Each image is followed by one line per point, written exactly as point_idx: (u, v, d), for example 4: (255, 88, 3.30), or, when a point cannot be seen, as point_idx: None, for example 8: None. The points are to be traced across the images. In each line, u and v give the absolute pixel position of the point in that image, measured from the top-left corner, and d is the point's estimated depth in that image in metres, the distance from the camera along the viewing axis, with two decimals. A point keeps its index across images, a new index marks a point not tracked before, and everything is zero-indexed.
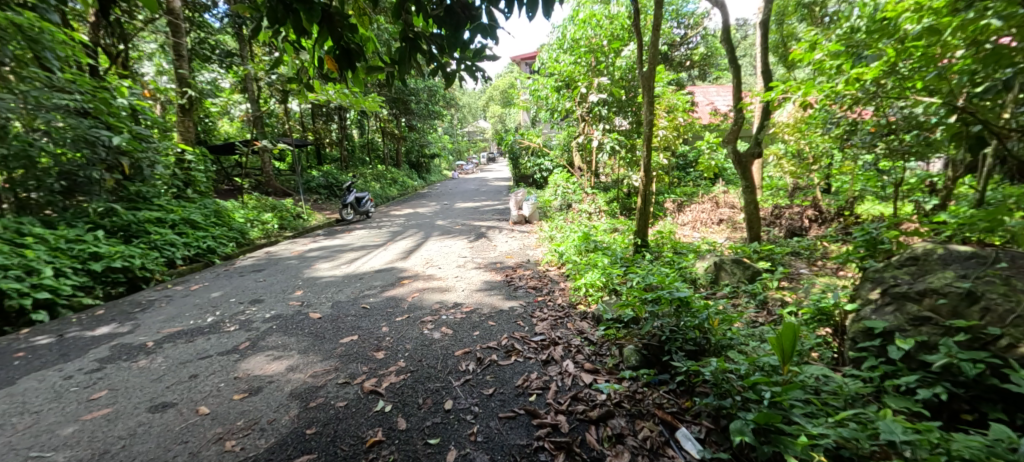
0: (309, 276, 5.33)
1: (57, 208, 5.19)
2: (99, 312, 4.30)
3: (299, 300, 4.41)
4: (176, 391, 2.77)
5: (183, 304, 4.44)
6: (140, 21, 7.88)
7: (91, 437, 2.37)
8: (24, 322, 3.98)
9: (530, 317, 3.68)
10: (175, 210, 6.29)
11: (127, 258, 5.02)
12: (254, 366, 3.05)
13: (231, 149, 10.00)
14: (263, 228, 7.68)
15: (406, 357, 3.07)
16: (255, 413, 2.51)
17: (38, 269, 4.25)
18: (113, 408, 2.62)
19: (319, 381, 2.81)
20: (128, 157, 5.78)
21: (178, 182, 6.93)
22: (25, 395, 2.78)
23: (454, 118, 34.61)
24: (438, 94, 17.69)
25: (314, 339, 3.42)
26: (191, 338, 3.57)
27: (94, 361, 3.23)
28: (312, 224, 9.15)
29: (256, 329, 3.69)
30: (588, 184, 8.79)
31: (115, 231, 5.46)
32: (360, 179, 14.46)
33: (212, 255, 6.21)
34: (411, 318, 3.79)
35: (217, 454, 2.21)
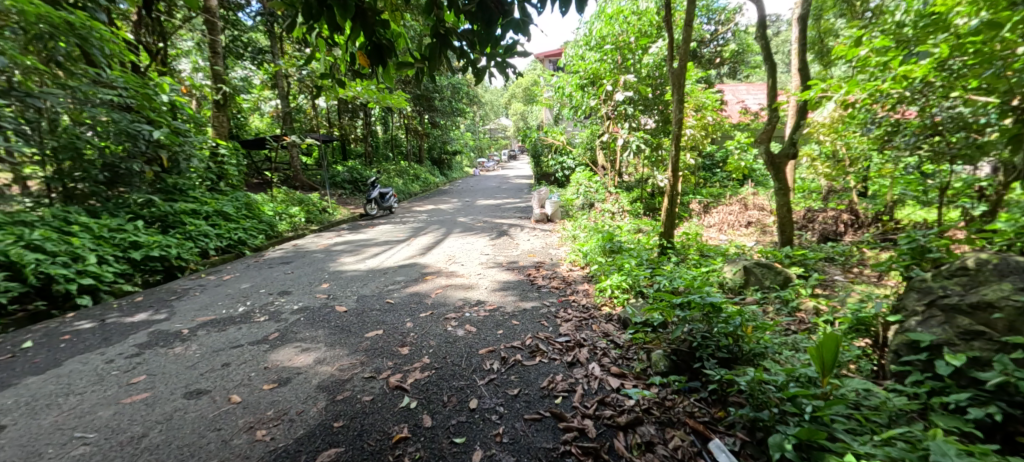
0: (336, 269, 5.44)
1: (100, 198, 5.38)
2: (139, 299, 4.50)
3: (325, 293, 4.49)
4: (210, 379, 2.86)
5: (216, 293, 4.58)
6: (179, 20, 8.20)
7: (131, 420, 2.48)
8: (69, 306, 4.17)
9: (554, 317, 3.67)
10: (209, 203, 6.52)
11: (164, 248, 5.20)
12: (284, 357, 3.12)
13: (261, 144, 10.27)
14: (291, 222, 7.87)
15: (431, 354, 3.09)
16: (284, 403, 2.57)
17: (83, 256, 4.43)
18: (151, 392, 2.72)
19: (346, 374, 2.86)
20: (166, 150, 6.02)
21: (212, 175, 7.19)
22: (71, 376, 2.92)
23: (476, 116, 34.86)
24: (462, 91, 17.81)
25: (340, 333, 3.48)
26: (223, 326, 3.68)
27: (134, 346, 3.37)
28: (337, 218, 9.33)
29: (285, 320, 3.78)
30: (611, 184, 8.69)
31: (153, 221, 5.66)
32: (383, 175, 14.69)
33: (242, 247, 6.40)
34: (435, 315, 3.81)
35: (249, 443, 2.26)
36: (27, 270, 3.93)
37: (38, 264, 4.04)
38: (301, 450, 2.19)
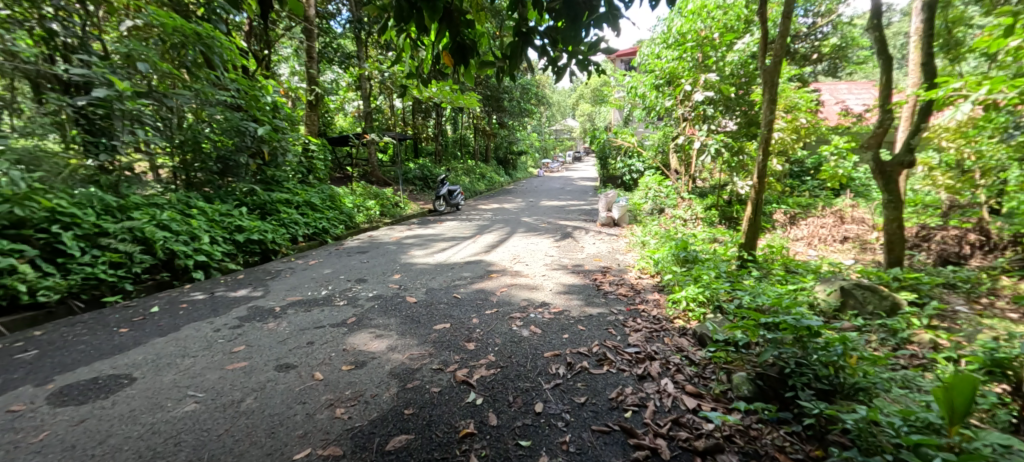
0: (407, 261, 5.67)
1: (213, 186, 6.05)
2: (240, 276, 5.00)
3: (397, 283, 4.69)
4: (297, 355, 3.08)
5: (302, 276, 4.95)
6: (282, 28, 9.04)
7: (232, 385, 2.73)
8: (186, 279, 4.73)
9: (622, 326, 3.53)
10: (299, 194, 7.09)
11: (262, 232, 5.74)
12: (360, 341, 3.29)
13: (344, 141, 11.00)
14: (367, 214, 8.35)
15: (496, 352, 3.10)
16: (360, 385, 2.70)
17: (199, 236, 5.00)
18: (249, 362, 2.99)
19: (417, 363, 2.95)
20: (267, 145, 6.65)
21: (303, 169, 7.84)
22: (186, 340, 3.30)
23: (543, 117, 34.87)
24: (531, 92, 17.87)
25: (411, 323, 3.60)
26: (309, 307, 3.97)
27: (236, 318, 3.74)
28: (409, 213, 9.76)
29: (361, 306, 3.99)
30: (684, 189, 8.24)
31: (254, 208, 6.28)
32: (452, 173, 15.15)
33: (325, 235, 6.89)
34: (500, 313, 3.83)
35: (329, 419, 2.39)
36: (157, 246, 4.52)
37: (165, 241, 4.62)
38: (375, 432, 2.28)
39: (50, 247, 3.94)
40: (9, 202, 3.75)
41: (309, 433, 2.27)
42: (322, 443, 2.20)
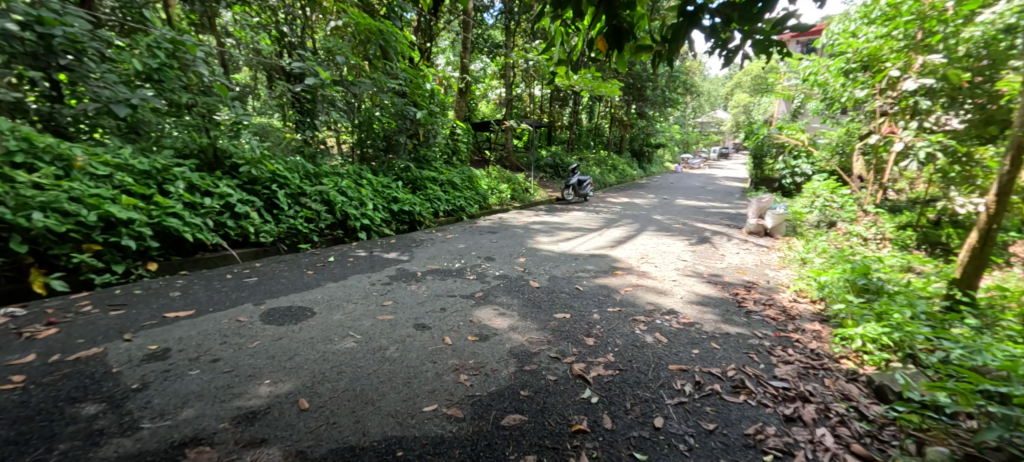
0: (532, 246, 5.74)
1: (379, 161, 7.04)
2: (393, 240, 5.62)
3: (522, 265, 4.80)
4: (431, 318, 3.34)
5: (440, 248, 5.37)
6: (444, 22, 9.82)
7: (379, 334, 3.04)
8: (352, 238, 5.50)
9: (768, 354, 3.05)
10: (444, 173, 7.69)
11: (412, 205, 6.37)
12: (485, 315, 3.43)
13: (486, 126, 11.58)
14: (500, 197, 8.72)
15: (616, 353, 2.94)
16: (482, 357, 2.80)
17: (364, 203, 5.75)
18: (394, 315, 3.33)
19: (536, 347, 2.95)
20: (424, 127, 7.34)
21: (449, 150, 8.48)
22: (350, 287, 3.81)
23: (688, 109, 32.22)
24: (678, 80, 16.53)
25: (533, 306, 3.64)
26: (444, 276, 4.29)
27: (386, 276, 4.22)
28: (538, 199, 9.92)
29: (488, 283, 4.16)
30: (869, 202, 6.77)
31: (407, 183, 7.04)
32: (583, 163, 14.96)
33: (462, 213, 7.37)
34: (624, 312, 3.63)
35: (454, 382, 2.51)
36: (336, 207, 5.35)
37: (341, 204, 5.43)
38: (492, 404, 2.33)
39: (269, 201, 5.01)
40: (249, 163, 4.96)
41: (437, 390, 2.40)
42: (448, 402, 2.31)
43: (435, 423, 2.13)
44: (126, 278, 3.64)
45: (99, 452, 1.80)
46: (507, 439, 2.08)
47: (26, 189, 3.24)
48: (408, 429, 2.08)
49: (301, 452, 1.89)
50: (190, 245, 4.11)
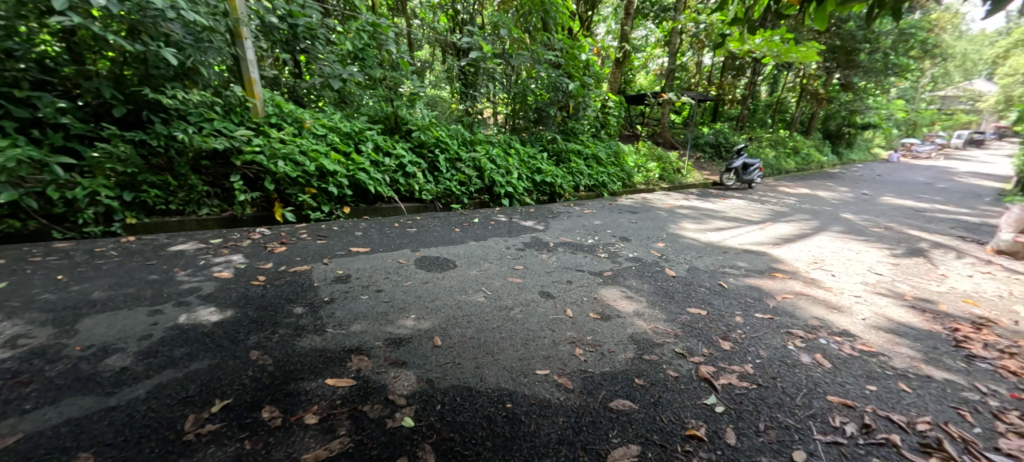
0: (678, 234, 5.46)
1: (529, 132, 7.47)
2: (531, 210, 6.00)
3: (658, 251, 4.66)
4: (557, 289, 3.42)
5: (575, 222, 5.53)
6: None
7: (507, 294, 3.22)
8: (497, 203, 6.02)
9: (991, 417, 2.22)
10: (590, 147, 7.80)
11: (554, 177, 6.65)
12: (611, 296, 3.43)
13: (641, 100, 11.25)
14: (646, 176, 8.49)
15: (756, 365, 2.54)
16: (600, 337, 2.73)
17: (510, 172, 6.21)
18: (523, 280, 3.51)
19: (659, 339, 2.79)
20: (573, 100, 7.51)
21: (598, 124, 8.56)
22: (487, 248, 4.22)
23: (918, 82, 25.41)
24: (918, 40, 12.71)
25: (663, 296, 3.51)
26: (575, 251, 4.43)
27: (522, 243, 4.51)
28: (690, 182, 9.34)
29: (619, 265, 4.16)
30: None
31: (552, 155, 7.37)
32: (754, 143, 13.32)
33: (603, 190, 7.41)
34: (775, 322, 3.14)
35: (569, 354, 2.46)
36: (485, 174, 5.91)
37: (491, 172, 5.98)
38: (603, 384, 2.22)
39: (433, 164, 5.74)
40: (420, 129, 5.78)
41: (550, 357, 2.38)
42: (559, 371, 2.26)
43: (544, 387, 2.11)
44: (329, 216, 4.65)
45: (298, 343, 2.25)
46: (612, 422, 1.95)
47: (276, 143, 4.48)
48: (519, 385, 2.09)
49: (429, 381, 2.02)
50: (372, 196, 5.05)
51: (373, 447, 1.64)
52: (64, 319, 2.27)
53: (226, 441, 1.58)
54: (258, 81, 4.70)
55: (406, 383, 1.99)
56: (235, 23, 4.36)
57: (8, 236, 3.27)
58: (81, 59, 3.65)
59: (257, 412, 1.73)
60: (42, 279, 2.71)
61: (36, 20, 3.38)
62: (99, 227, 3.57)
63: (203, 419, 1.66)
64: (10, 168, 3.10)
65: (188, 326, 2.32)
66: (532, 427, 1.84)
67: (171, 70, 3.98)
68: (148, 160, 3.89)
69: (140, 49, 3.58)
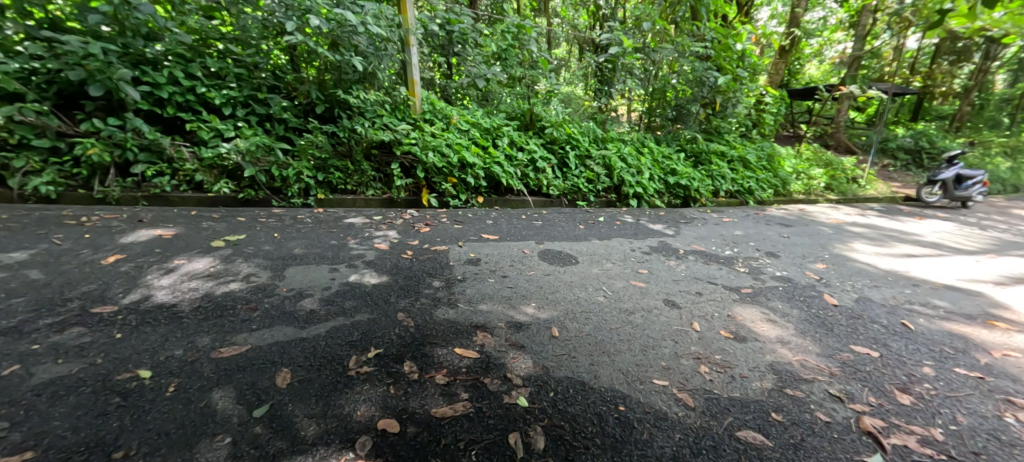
0: (847, 256, 4.46)
1: (665, 130, 7.16)
2: (661, 214, 5.70)
3: (816, 271, 3.89)
4: (684, 298, 3.07)
5: (712, 230, 5.06)
6: None
7: (628, 297, 3.07)
8: (624, 203, 5.92)
9: None
10: (737, 149, 7.19)
11: (690, 179, 6.28)
12: (749, 315, 2.90)
13: (813, 93, 10.01)
14: (806, 183, 7.51)
15: (949, 430, 1.93)
16: (733, 356, 2.36)
17: (641, 172, 6.03)
18: (646, 285, 3.28)
19: (807, 375, 2.26)
20: (722, 96, 6.94)
21: (748, 122, 7.83)
22: (610, 248, 4.14)
23: None
24: None
25: (816, 321, 2.89)
26: (710, 261, 3.95)
27: (648, 246, 4.27)
28: (869, 195, 7.93)
29: (763, 281, 3.53)
30: None
31: (690, 156, 6.95)
32: (970, 148, 10.62)
33: (748, 197, 6.76)
34: (986, 383, 2.32)
35: (692, 370, 2.21)
36: (614, 172, 5.85)
37: (621, 170, 5.90)
38: (730, 409, 1.94)
39: (563, 160, 5.87)
40: (553, 126, 5.96)
41: (671, 368, 2.19)
42: (679, 385, 2.06)
43: (662, 398, 1.95)
44: (465, 204, 5.10)
45: (436, 312, 2.58)
46: (738, 452, 1.71)
47: (428, 136, 5.04)
48: (635, 391, 1.99)
49: (542, 375, 2.05)
50: (503, 188, 5.38)
51: (491, 416, 1.76)
52: (277, 266, 2.96)
53: (376, 382, 1.88)
54: (419, 82, 5.37)
55: (523, 365, 2.11)
56: (406, 33, 5.09)
57: (249, 201, 4.32)
58: (299, 69, 4.75)
59: (399, 364, 2.03)
60: (264, 234, 3.52)
61: (273, 40, 4.52)
62: (302, 199, 4.46)
63: (362, 361, 2.02)
64: (253, 150, 4.26)
65: (355, 283, 2.84)
66: (645, 436, 1.74)
67: (356, 75, 4.80)
68: (336, 148, 4.80)
69: (338, 58, 4.48)
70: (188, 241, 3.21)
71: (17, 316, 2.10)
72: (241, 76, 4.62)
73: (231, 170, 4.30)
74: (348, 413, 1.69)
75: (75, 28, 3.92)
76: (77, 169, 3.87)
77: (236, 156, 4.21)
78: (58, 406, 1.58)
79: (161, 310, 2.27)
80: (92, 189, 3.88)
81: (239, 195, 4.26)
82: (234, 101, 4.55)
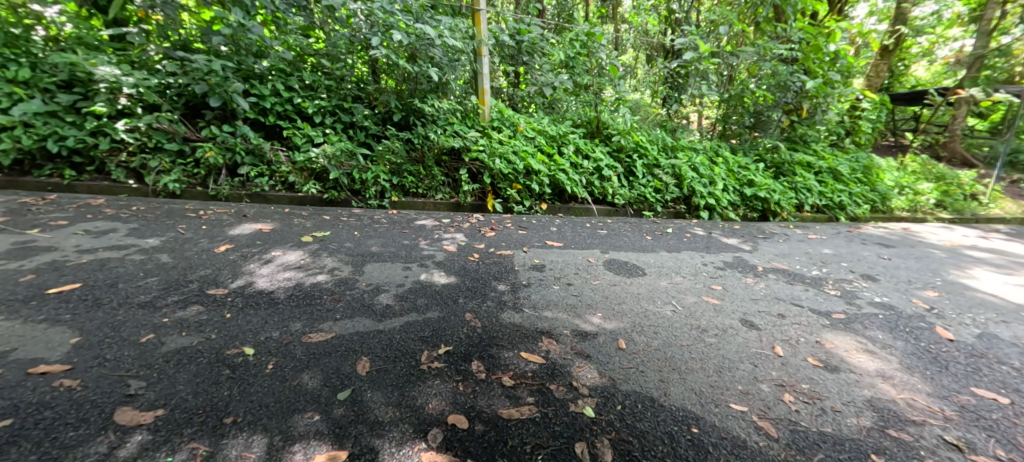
0: (967, 285, 3.92)
1: (741, 139, 6.78)
2: (736, 227, 5.39)
3: (923, 299, 3.48)
4: (764, 319, 2.88)
5: (795, 247, 4.69)
6: None
7: (701, 313, 2.94)
8: (694, 215, 5.65)
9: None
10: (826, 159, 6.66)
11: (770, 192, 5.88)
12: (841, 343, 2.66)
13: (922, 97, 8.98)
14: (910, 199, 6.75)
15: None
16: (822, 387, 2.18)
17: (714, 183, 5.74)
18: (721, 302, 3.11)
19: (915, 416, 2.02)
20: (809, 101, 6.45)
21: (841, 130, 7.21)
22: (680, 261, 3.98)
23: None
24: None
25: (922, 356, 2.58)
26: (793, 280, 3.67)
27: (722, 261, 4.06)
28: (992, 215, 6.96)
29: (858, 307, 3.21)
30: None
31: (770, 166, 6.52)
32: None
33: (839, 212, 6.21)
34: None
35: (774, 397, 2.06)
36: (685, 182, 5.61)
37: (691, 180, 5.65)
38: (820, 445, 1.79)
39: (629, 169, 5.75)
40: (620, 134, 5.88)
41: (750, 393, 2.07)
42: (760, 413, 1.94)
43: (740, 425, 1.84)
44: (529, 210, 5.14)
45: (502, 315, 2.63)
46: None
47: (496, 143, 5.18)
48: (709, 413, 1.90)
49: (611, 388, 2.02)
50: (567, 195, 5.37)
51: (558, 423, 1.77)
52: (357, 262, 3.18)
53: (447, 378, 1.96)
54: (489, 91, 5.53)
55: (590, 375, 2.09)
56: (479, 44, 5.28)
57: (332, 201, 4.67)
58: (380, 81, 5.07)
59: (468, 363, 2.10)
60: (346, 232, 3.80)
61: (358, 55, 4.94)
62: (378, 201, 4.74)
63: (433, 356, 2.12)
64: (338, 155, 4.63)
65: (426, 282, 2.98)
66: None
67: (430, 85, 5.08)
68: (410, 154, 5.06)
69: (416, 70, 4.77)
70: (283, 235, 3.55)
71: (151, 293, 2.44)
72: (331, 87, 5.01)
73: (318, 173, 4.68)
74: (421, 405, 1.78)
75: (200, 49, 4.52)
76: (197, 169, 4.41)
77: (323, 160, 4.59)
78: (182, 373, 1.82)
79: (261, 295, 2.53)
80: (207, 187, 4.40)
81: (324, 195, 4.62)
82: (325, 110, 4.96)
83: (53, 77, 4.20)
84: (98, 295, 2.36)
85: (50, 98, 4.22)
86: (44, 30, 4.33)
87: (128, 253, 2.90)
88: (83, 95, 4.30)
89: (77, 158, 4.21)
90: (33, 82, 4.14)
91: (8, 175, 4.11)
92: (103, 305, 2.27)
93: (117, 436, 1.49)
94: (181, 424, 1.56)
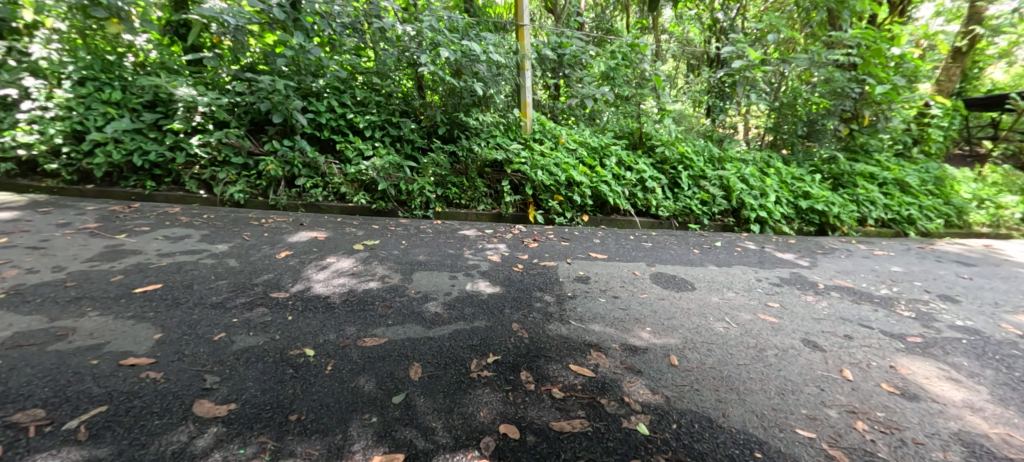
0: None
1: (793, 149, 6.44)
2: (792, 241, 5.12)
3: (1013, 324, 3.15)
4: (828, 340, 2.71)
5: (860, 264, 4.39)
6: None
7: (757, 331, 2.80)
8: (744, 228, 5.43)
9: None
10: (891, 170, 6.23)
11: (828, 204, 5.56)
12: (919, 369, 2.45)
13: (1002, 102, 8.20)
14: (992, 212, 6.17)
15: None
16: (901, 416, 2.01)
17: (766, 194, 5.49)
18: (778, 320, 2.96)
19: (1014, 455, 1.83)
20: (871, 108, 6.09)
21: (907, 139, 6.74)
22: (731, 276, 3.82)
23: None
24: None
25: (1015, 387, 2.34)
26: (859, 299, 3.43)
27: (778, 277, 3.86)
28: None
29: (937, 330, 2.96)
30: None
31: (828, 177, 6.18)
32: None
33: (908, 227, 5.79)
34: None
35: (845, 424, 1.93)
36: (733, 194, 5.40)
37: (741, 192, 5.42)
38: None
39: (674, 180, 5.62)
40: (664, 145, 5.75)
41: (818, 419, 1.94)
42: (831, 440, 1.82)
43: (808, 452, 1.73)
44: (570, 222, 5.10)
45: (548, 327, 2.61)
46: None
47: (538, 155, 5.21)
48: (773, 438, 1.80)
49: (667, 406, 1.96)
50: (609, 207, 5.29)
51: (611, 439, 1.73)
52: (406, 270, 3.28)
53: (496, 388, 1.97)
54: (531, 104, 5.54)
55: (641, 391, 2.04)
56: (521, 59, 5.36)
57: (380, 211, 4.84)
58: (425, 96, 5.23)
59: (517, 373, 2.10)
60: (394, 241, 3.93)
61: (405, 71, 5.10)
62: (423, 211, 4.89)
63: (482, 365, 2.14)
64: (387, 167, 4.80)
65: (472, 291, 3.02)
66: None
67: (473, 99, 5.17)
68: (454, 166, 5.16)
69: (461, 85, 4.89)
70: (337, 243, 3.71)
71: (222, 294, 2.62)
72: (380, 103, 5.23)
73: (367, 184, 4.87)
74: (472, 413, 1.80)
75: (265, 69, 4.79)
76: (259, 180, 4.72)
77: (373, 172, 4.77)
78: (251, 370, 1.93)
79: (318, 300, 2.65)
80: (268, 197, 4.69)
81: (373, 206, 4.79)
82: (374, 125, 5.16)
83: (140, 98, 4.66)
84: (176, 296, 2.55)
85: (137, 117, 4.65)
86: (134, 57, 4.83)
87: (201, 257, 3.13)
88: (164, 114, 4.73)
89: (157, 170, 4.62)
90: (123, 103, 4.60)
91: (100, 186, 4.55)
92: (180, 305, 2.45)
93: (196, 426, 1.60)
94: (251, 419, 1.65)
